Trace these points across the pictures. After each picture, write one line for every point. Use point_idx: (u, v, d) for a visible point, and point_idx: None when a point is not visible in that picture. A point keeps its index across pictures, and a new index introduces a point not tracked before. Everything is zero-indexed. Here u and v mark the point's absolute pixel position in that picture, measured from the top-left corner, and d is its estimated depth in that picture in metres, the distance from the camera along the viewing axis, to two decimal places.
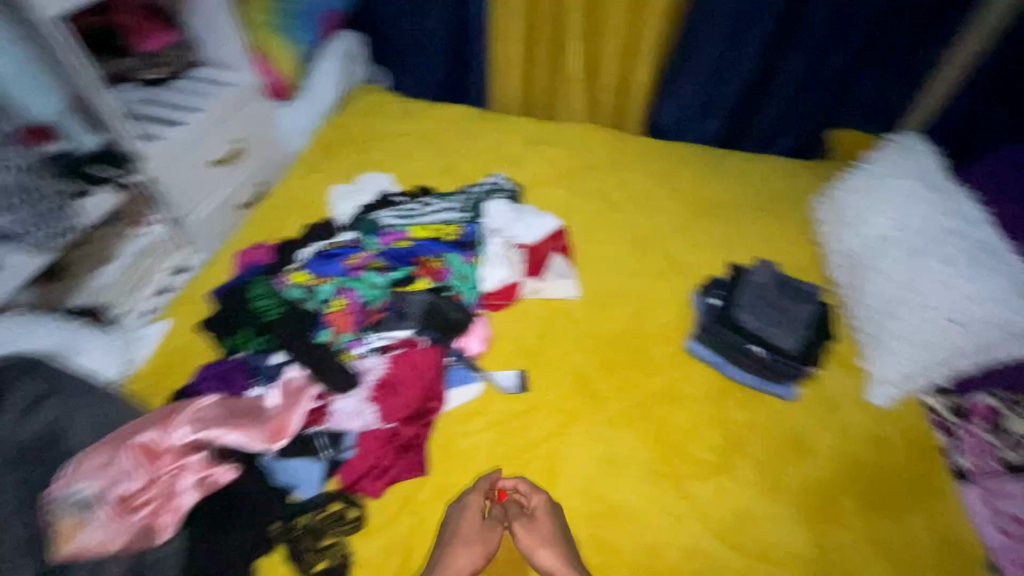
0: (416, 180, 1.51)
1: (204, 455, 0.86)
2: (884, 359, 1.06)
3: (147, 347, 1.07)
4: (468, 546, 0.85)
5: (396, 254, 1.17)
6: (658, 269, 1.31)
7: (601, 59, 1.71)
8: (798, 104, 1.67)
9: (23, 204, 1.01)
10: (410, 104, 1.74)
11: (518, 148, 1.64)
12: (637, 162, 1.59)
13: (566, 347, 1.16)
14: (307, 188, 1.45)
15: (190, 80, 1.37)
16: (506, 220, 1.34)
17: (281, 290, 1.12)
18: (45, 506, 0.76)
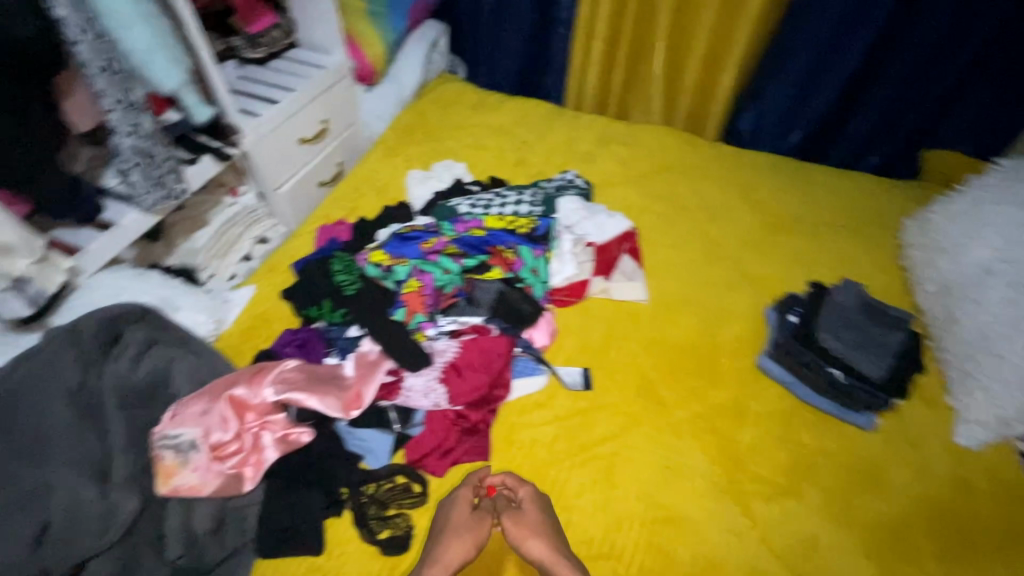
0: (490, 170, 1.52)
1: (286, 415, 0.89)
2: (974, 399, 0.99)
3: (234, 309, 1.14)
4: (457, 537, 0.80)
5: (469, 241, 1.16)
6: (731, 279, 1.28)
7: (684, 61, 1.69)
8: (891, 120, 1.59)
9: (139, 168, 1.00)
10: (487, 97, 1.78)
11: (591, 146, 1.63)
12: (713, 169, 1.55)
13: (632, 349, 1.13)
14: (391, 172, 1.51)
15: (287, 62, 1.48)
16: (578, 216, 1.32)
17: (361, 267, 1.15)
18: (154, 445, 0.80)
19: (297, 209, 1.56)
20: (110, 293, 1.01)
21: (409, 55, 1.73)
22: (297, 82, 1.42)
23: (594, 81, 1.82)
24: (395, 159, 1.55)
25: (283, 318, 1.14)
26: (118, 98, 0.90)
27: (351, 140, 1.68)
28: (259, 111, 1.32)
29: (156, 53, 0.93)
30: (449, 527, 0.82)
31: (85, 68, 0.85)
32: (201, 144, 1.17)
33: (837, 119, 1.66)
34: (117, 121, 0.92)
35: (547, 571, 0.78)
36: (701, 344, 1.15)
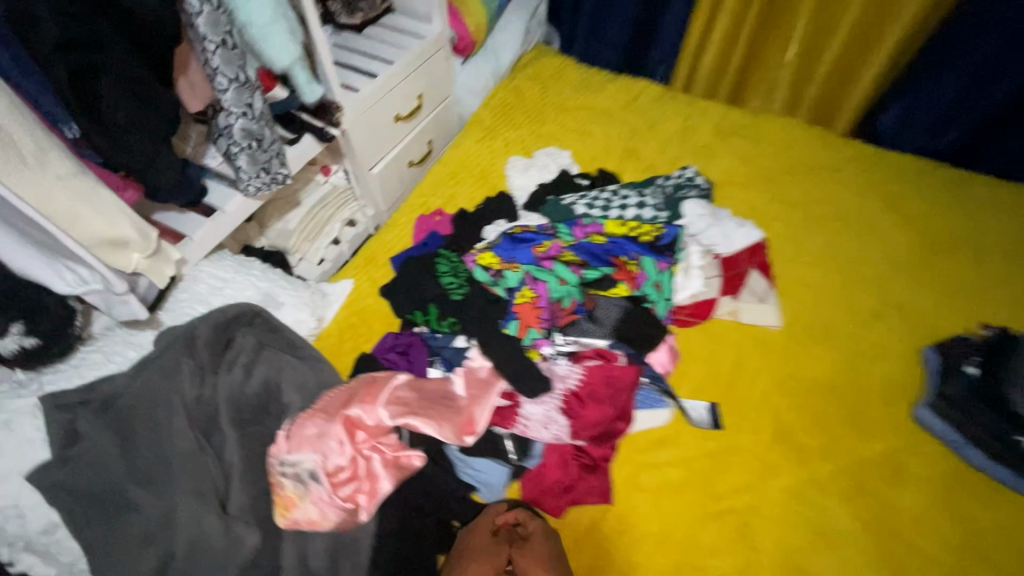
0: (596, 161, 1.38)
1: (396, 438, 0.81)
2: None
3: (332, 306, 1.07)
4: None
5: (590, 248, 1.05)
6: (876, 308, 1.11)
7: (825, 43, 1.46)
8: None
9: (243, 152, 0.91)
10: (590, 74, 1.60)
11: (709, 138, 1.45)
12: (854, 173, 1.36)
13: (764, 384, 1.00)
14: (488, 156, 1.38)
15: (383, 30, 1.36)
16: (704, 223, 1.17)
17: (469, 269, 1.06)
18: (272, 470, 0.75)
19: (387, 192, 1.46)
20: (213, 287, 0.92)
21: (508, 25, 1.58)
22: (395, 54, 1.30)
23: (712, 61, 1.61)
24: (493, 143, 1.42)
25: (382, 320, 1.06)
26: (231, 77, 0.81)
27: (443, 117, 1.56)
28: (360, 86, 1.21)
29: (273, 25, 0.82)
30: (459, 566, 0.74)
31: (202, 42, 0.76)
32: (303, 122, 1.08)
33: (1011, 120, 1.40)
34: (229, 101, 0.83)
35: None
36: (848, 384, 1.00)
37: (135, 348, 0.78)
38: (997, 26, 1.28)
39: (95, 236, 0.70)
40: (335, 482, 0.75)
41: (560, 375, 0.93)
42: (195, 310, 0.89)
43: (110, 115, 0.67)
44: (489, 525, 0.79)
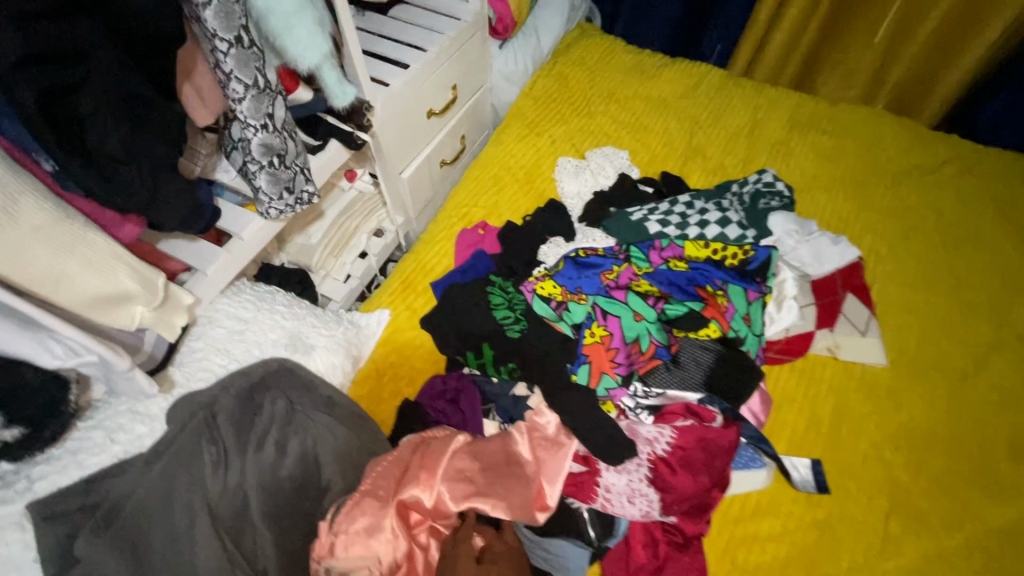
0: (656, 162, 1.21)
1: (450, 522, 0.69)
2: None
3: (369, 340, 0.91)
4: None
5: (670, 277, 0.91)
6: (996, 341, 0.96)
7: (922, 21, 1.26)
8: None
9: (263, 171, 0.75)
10: (643, 58, 1.42)
11: (783, 132, 1.27)
12: (954, 174, 1.18)
13: (872, 436, 0.87)
14: (534, 156, 1.21)
15: (414, 9, 1.18)
16: (793, 240, 1.02)
17: (526, 301, 0.91)
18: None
19: (418, 196, 1.29)
20: (233, 331, 0.78)
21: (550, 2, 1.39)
22: (429, 38, 1.12)
23: (781, 41, 1.41)
24: (539, 141, 1.24)
25: (425, 357, 0.92)
26: (246, 82, 0.64)
27: (478, 108, 1.38)
28: (391, 80, 1.04)
29: (297, 14, 0.67)
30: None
31: (210, 40, 0.60)
32: (329, 127, 0.91)
33: None
34: (245, 112, 0.67)
35: None
36: (970, 435, 0.87)
37: (143, 421, 0.64)
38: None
39: (85, 295, 0.57)
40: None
41: (642, 434, 0.80)
42: (211, 364, 0.74)
43: (96, 147, 0.53)
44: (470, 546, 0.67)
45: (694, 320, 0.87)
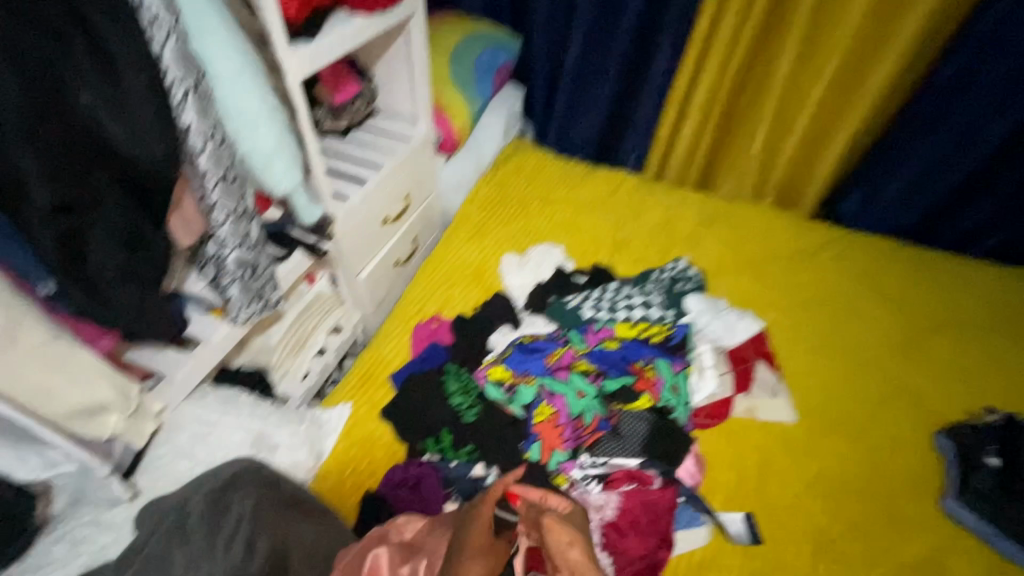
0: (588, 254, 1.39)
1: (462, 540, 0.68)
2: None
3: (330, 435, 0.96)
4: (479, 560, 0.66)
5: (605, 356, 1.03)
6: (883, 394, 1.13)
7: (787, 138, 1.57)
8: (1014, 206, 1.51)
9: (235, 283, 0.83)
10: (571, 167, 1.65)
11: (693, 226, 1.49)
12: (831, 255, 1.42)
13: (793, 485, 0.98)
14: (481, 254, 1.36)
15: (370, 134, 1.37)
16: (706, 317, 1.18)
17: (480, 386, 1.00)
18: None
19: (373, 294, 1.39)
20: (197, 435, 0.82)
21: (489, 124, 1.63)
22: (385, 158, 1.29)
23: (683, 152, 1.70)
24: (484, 240, 1.40)
25: (385, 448, 0.96)
26: (228, 210, 0.75)
27: (429, 214, 1.54)
28: (350, 194, 1.17)
29: (276, 155, 0.80)
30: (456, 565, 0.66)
31: (201, 178, 0.71)
32: (294, 239, 1.02)
33: (958, 205, 1.56)
34: (225, 233, 0.77)
35: None
36: (873, 478, 1.00)
37: (108, 531, 0.71)
38: (948, 121, 1.42)
39: (65, 410, 0.62)
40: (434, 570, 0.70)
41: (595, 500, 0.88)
42: (175, 469, 0.79)
43: (95, 271, 0.61)
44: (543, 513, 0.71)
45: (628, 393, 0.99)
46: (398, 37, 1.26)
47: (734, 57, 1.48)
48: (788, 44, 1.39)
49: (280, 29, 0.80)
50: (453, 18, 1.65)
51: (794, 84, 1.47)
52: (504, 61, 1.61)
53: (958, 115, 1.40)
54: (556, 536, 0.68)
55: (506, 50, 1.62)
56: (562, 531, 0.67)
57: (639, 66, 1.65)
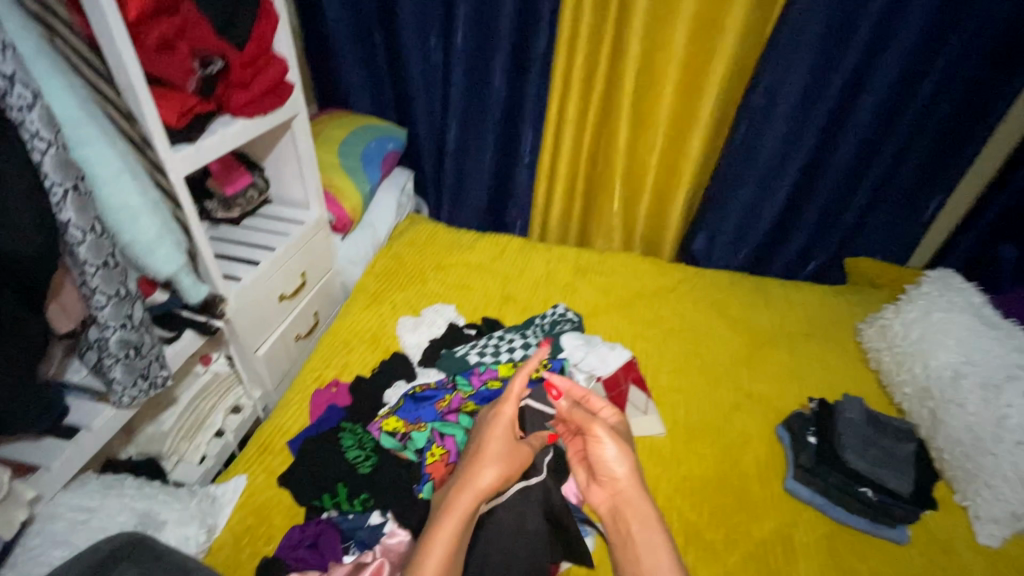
0: (478, 310, 1.54)
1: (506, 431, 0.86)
2: (945, 435, 1.14)
3: (223, 509, 0.98)
4: (495, 459, 0.81)
5: (489, 394, 1.13)
6: (734, 401, 1.31)
7: (637, 198, 1.86)
8: (818, 238, 1.84)
9: (119, 363, 0.87)
10: (460, 236, 1.83)
11: (570, 277, 1.69)
12: (685, 290, 1.66)
13: (664, 489, 1.11)
14: (378, 321, 1.46)
15: (263, 220, 1.47)
16: (581, 351, 1.32)
17: (374, 438, 1.06)
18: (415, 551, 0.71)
19: (275, 370, 1.43)
20: (75, 521, 0.82)
21: (381, 204, 1.79)
22: (277, 241, 1.39)
23: (558, 216, 1.95)
24: (381, 307, 1.50)
25: (284, 513, 0.99)
26: (109, 293, 0.81)
27: (329, 289, 1.63)
28: (242, 275, 1.25)
29: (159, 241, 0.88)
30: (486, 458, 0.81)
31: (80, 267, 0.78)
32: (183, 320, 1.07)
33: (780, 242, 1.87)
34: (106, 316, 0.82)
35: (619, 506, 0.81)
36: (730, 473, 1.15)
37: None
38: (749, 173, 1.71)
39: None
40: (467, 453, 0.86)
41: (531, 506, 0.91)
42: (50, 557, 0.76)
43: None
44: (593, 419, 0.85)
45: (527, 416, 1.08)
46: (284, 133, 1.41)
47: (583, 135, 1.78)
48: (620, 123, 1.69)
49: (161, 134, 0.91)
50: (342, 116, 1.85)
51: (633, 153, 1.77)
52: (391, 149, 1.82)
53: (755, 175, 1.71)
54: (602, 445, 0.84)
55: (392, 140, 1.83)
56: (608, 441, 0.83)
57: (510, 147, 1.91)
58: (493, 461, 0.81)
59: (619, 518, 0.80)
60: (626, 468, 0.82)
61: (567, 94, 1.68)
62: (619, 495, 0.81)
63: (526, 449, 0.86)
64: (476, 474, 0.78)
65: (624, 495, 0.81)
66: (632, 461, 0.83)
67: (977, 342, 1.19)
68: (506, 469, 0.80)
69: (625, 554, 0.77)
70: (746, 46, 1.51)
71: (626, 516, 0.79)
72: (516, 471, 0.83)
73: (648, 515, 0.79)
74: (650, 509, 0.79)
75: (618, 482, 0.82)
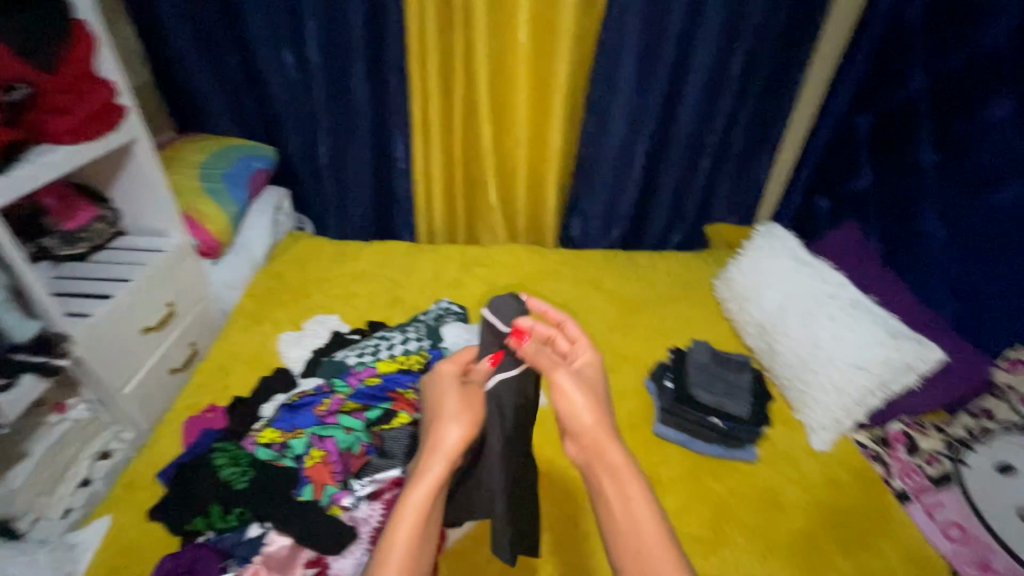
0: (364, 316, 1.54)
1: (456, 370, 0.93)
2: (780, 362, 1.33)
3: (85, 554, 0.94)
4: (456, 418, 0.87)
5: (366, 391, 1.15)
6: (611, 363, 1.42)
7: (512, 191, 1.95)
8: (677, 210, 2.02)
9: None
10: (343, 246, 1.82)
11: (456, 273, 1.74)
12: (564, 271, 1.77)
13: (547, 455, 1.19)
14: (258, 340, 1.43)
15: (118, 251, 1.40)
16: (465, 341, 1.36)
17: (249, 453, 1.04)
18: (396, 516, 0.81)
19: (147, 407, 1.35)
20: None
21: (254, 222, 1.74)
22: (132, 271, 1.32)
23: (441, 217, 2.00)
24: (261, 327, 1.47)
25: (157, 544, 0.96)
26: None
27: (204, 317, 1.56)
28: (90, 310, 1.18)
29: None
30: (446, 418, 0.87)
31: None
32: (20, 363, 0.99)
33: (646, 218, 2.04)
34: None
35: (590, 465, 0.85)
36: None
37: None
38: (607, 156, 1.85)
39: None
40: (428, 415, 0.92)
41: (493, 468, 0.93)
42: None
43: None
44: (557, 367, 0.86)
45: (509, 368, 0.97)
46: (127, 159, 1.36)
47: (452, 135, 1.85)
48: (483, 120, 1.78)
49: None
50: (201, 139, 1.79)
51: (501, 149, 1.87)
52: (259, 167, 1.78)
53: (611, 161, 1.85)
54: (569, 396, 0.85)
55: (260, 159, 1.79)
56: (575, 391, 0.85)
57: (383, 155, 1.93)
58: (454, 419, 0.87)
59: (593, 473, 0.85)
60: (592, 418, 0.84)
61: (428, 98, 1.74)
62: (591, 449, 0.84)
63: (479, 391, 0.90)
64: (440, 436, 0.86)
65: (596, 443, 0.84)
66: (599, 410, 0.85)
67: (795, 278, 1.38)
68: (467, 421, 0.86)
69: (603, 505, 0.83)
70: (582, 42, 1.66)
71: (596, 466, 0.84)
72: (479, 418, 0.89)
73: (617, 466, 0.83)
74: (620, 459, 0.83)
75: (586, 432, 0.84)
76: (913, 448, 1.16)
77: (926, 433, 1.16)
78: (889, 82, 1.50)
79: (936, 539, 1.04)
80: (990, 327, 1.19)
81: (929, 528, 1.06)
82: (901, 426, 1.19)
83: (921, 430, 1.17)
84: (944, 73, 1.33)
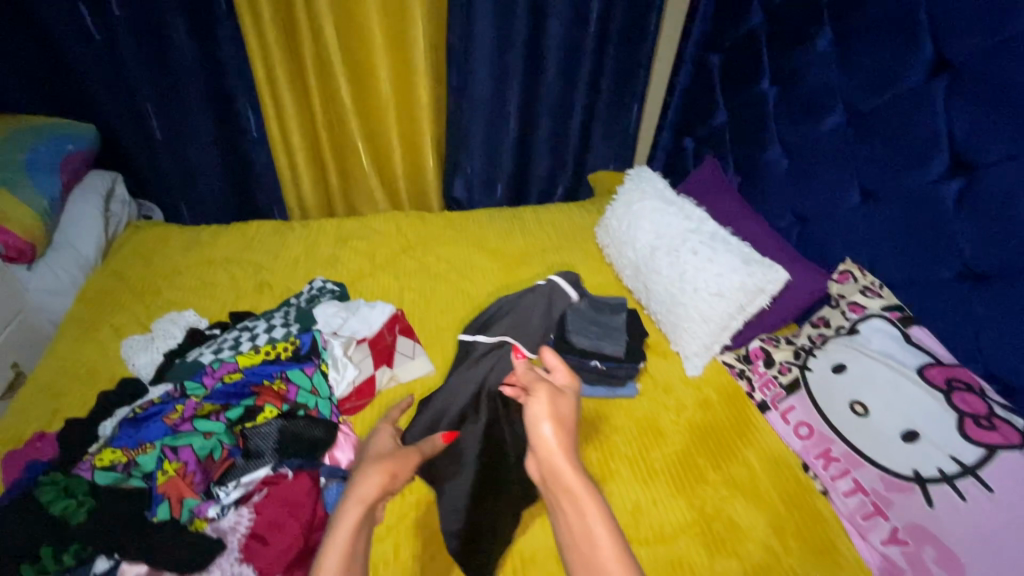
0: (228, 307, 1.39)
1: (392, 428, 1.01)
2: (656, 300, 1.39)
3: None
4: (375, 467, 0.84)
5: (225, 389, 1.06)
6: None
7: (386, 154, 1.82)
8: (558, 161, 2.01)
9: None
10: (196, 232, 1.63)
11: (331, 248, 1.62)
12: (449, 235, 1.71)
13: None
14: (97, 351, 1.24)
15: None
16: (340, 317, 1.25)
17: (85, 480, 0.90)
18: None
19: None
20: None
21: (81, 215, 1.49)
22: None
23: (311, 190, 1.83)
24: (100, 334, 1.28)
25: None
26: None
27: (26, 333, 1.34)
28: None
29: None
30: (369, 464, 0.84)
31: None
32: None
33: (529, 171, 2.02)
34: None
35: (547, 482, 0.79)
36: None
37: None
38: (478, 110, 1.77)
39: None
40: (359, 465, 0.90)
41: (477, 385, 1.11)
42: None
43: None
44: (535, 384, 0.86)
45: (534, 291, 1.31)
46: None
47: (307, 99, 1.68)
48: (338, 79, 1.62)
49: None
50: None
51: (364, 109, 1.73)
52: (72, 149, 1.51)
53: (482, 116, 1.79)
54: (540, 412, 0.82)
55: (76, 139, 1.53)
56: (542, 404, 0.82)
57: (231, 126, 1.72)
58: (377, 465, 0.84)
59: (553, 494, 0.77)
60: (552, 432, 0.80)
61: (269, 55, 1.55)
62: (547, 467, 0.78)
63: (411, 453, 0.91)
64: (360, 480, 0.82)
65: (550, 461, 0.78)
66: (563, 425, 0.81)
67: (663, 219, 1.43)
68: (389, 469, 0.84)
69: (562, 525, 0.74)
70: None
71: (555, 487, 0.77)
72: (401, 470, 0.86)
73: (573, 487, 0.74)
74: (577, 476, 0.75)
75: (549, 447, 0.79)
76: (768, 360, 1.24)
77: (779, 346, 1.25)
78: (733, 19, 1.55)
79: (791, 441, 1.15)
80: (823, 248, 1.31)
81: (785, 433, 1.16)
82: (759, 342, 1.28)
83: (775, 344, 1.26)
84: (777, 9, 1.39)
